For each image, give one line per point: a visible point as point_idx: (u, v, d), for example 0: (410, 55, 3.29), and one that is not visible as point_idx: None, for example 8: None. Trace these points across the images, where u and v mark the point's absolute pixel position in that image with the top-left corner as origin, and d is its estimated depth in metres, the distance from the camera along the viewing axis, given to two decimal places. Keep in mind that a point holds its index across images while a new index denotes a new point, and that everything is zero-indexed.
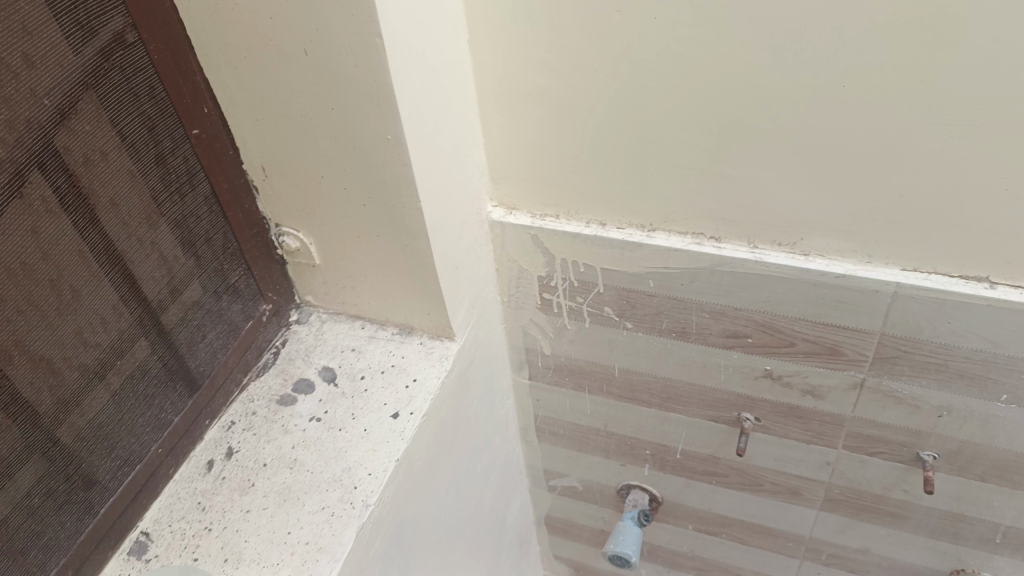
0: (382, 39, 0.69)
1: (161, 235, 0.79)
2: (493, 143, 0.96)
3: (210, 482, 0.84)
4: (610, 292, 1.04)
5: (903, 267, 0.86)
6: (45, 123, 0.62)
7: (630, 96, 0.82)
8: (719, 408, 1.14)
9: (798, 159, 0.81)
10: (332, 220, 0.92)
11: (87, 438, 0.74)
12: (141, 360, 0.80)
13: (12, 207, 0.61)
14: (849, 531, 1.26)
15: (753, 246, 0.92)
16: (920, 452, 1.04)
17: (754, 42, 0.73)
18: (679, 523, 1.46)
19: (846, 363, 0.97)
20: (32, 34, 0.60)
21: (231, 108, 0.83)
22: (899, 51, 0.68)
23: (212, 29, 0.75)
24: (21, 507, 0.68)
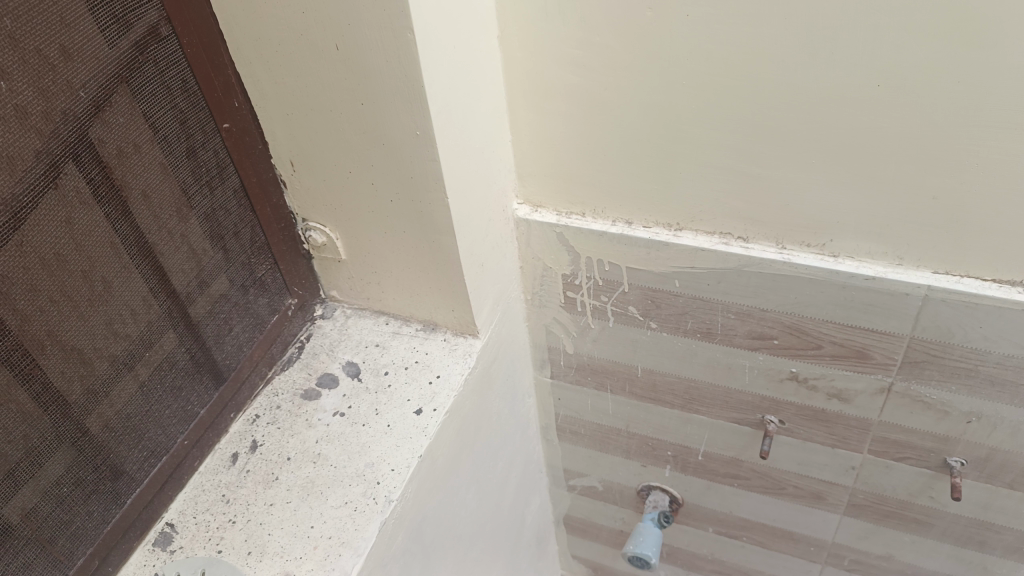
0: (413, 34, 0.69)
1: (190, 228, 0.79)
2: (520, 140, 0.95)
3: (234, 474, 0.84)
4: (635, 292, 1.04)
5: (935, 270, 0.85)
6: (81, 115, 0.63)
7: (660, 94, 0.82)
8: (743, 410, 1.13)
9: (830, 159, 0.80)
10: (359, 216, 0.92)
11: (116, 428, 0.75)
12: (169, 352, 0.80)
13: (47, 198, 0.61)
14: (873, 537, 1.24)
15: (782, 247, 0.91)
16: (948, 458, 1.02)
17: (788, 39, 0.72)
18: (699, 525, 1.45)
19: (874, 366, 0.96)
20: (70, 27, 0.60)
21: (261, 102, 0.83)
22: (938, 51, 0.67)
23: (244, 23, 0.75)
24: (50, 496, 0.69)
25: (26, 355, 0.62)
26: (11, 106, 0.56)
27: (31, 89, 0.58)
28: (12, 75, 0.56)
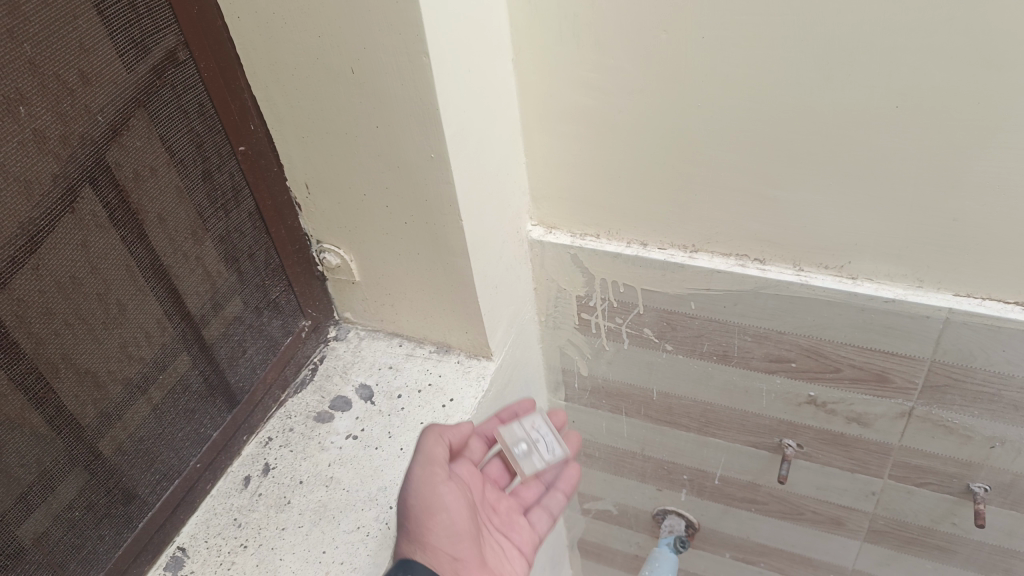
0: (428, 58, 0.69)
1: (206, 250, 0.79)
2: (535, 162, 0.95)
3: (246, 498, 0.84)
4: (650, 313, 1.03)
5: (956, 292, 0.83)
6: (98, 139, 0.63)
7: (676, 117, 0.81)
8: (761, 433, 1.12)
9: (848, 181, 0.79)
10: (374, 238, 0.92)
11: (129, 451, 0.75)
12: (183, 375, 0.80)
13: (63, 222, 0.61)
14: (893, 564, 1.22)
15: (799, 269, 0.90)
16: (971, 484, 1.00)
17: (804, 61, 0.71)
18: (716, 551, 1.43)
19: (893, 390, 0.95)
20: (89, 52, 0.61)
21: (277, 125, 0.84)
22: (956, 72, 0.67)
23: (260, 47, 0.76)
24: (63, 520, 0.69)
25: (40, 378, 0.62)
26: (29, 131, 0.57)
27: (49, 114, 0.58)
28: (30, 99, 0.56)
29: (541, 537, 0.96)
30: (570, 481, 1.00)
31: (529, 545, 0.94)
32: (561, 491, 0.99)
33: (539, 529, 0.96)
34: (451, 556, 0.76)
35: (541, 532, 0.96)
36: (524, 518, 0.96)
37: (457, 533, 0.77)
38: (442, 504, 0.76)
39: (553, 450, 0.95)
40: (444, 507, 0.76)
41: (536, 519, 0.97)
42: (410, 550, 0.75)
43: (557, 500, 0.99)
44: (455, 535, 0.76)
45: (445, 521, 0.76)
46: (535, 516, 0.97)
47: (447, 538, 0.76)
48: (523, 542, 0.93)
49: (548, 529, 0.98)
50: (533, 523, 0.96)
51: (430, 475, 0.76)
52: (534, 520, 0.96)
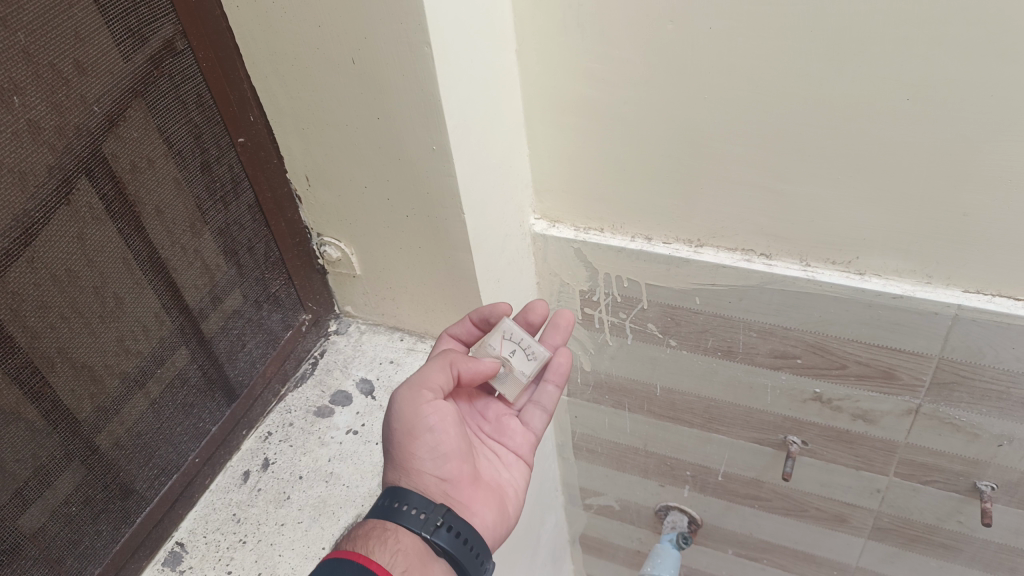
0: (431, 49, 0.68)
1: (204, 243, 0.78)
2: (539, 155, 0.94)
3: (246, 493, 0.83)
4: (654, 308, 1.02)
5: (965, 289, 0.82)
6: (94, 129, 0.62)
7: (683, 109, 0.80)
8: (765, 430, 1.11)
9: (856, 175, 0.78)
10: (375, 231, 0.90)
11: (126, 446, 0.74)
12: (181, 369, 0.79)
13: (59, 215, 0.60)
14: (898, 562, 1.21)
15: (805, 264, 0.89)
16: (978, 482, 0.99)
17: (814, 52, 0.70)
18: (719, 547, 1.42)
19: (900, 387, 0.94)
20: (84, 41, 0.59)
21: (277, 116, 0.82)
22: (969, 64, 0.65)
23: (259, 37, 0.75)
24: (59, 516, 0.68)
25: (35, 372, 0.61)
26: (23, 121, 0.56)
27: (44, 104, 0.57)
28: (24, 89, 0.55)
29: (538, 435, 0.85)
30: (559, 374, 0.84)
31: (526, 448, 0.83)
32: (552, 383, 0.84)
33: (536, 428, 0.84)
34: (441, 478, 0.72)
35: (537, 430, 0.84)
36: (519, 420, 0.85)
37: (443, 453, 0.72)
38: (427, 425, 0.71)
39: (535, 353, 0.83)
40: (426, 428, 0.71)
41: (533, 418, 0.85)
42: (396, 478, 0.71)
43: (549, 393, 0.84)
44: (442, 457, 0.72)
45: (429, 442, 0.71)
46: (530, 414, 0.85)
47: (434, 460, 0.71)
48: (518, 448, 0.82)
49: (547, 425, 0.85)
50: (527, 423, 0.84)
51: (415, 397, 0.71)
52: (528, 421, 0.84)
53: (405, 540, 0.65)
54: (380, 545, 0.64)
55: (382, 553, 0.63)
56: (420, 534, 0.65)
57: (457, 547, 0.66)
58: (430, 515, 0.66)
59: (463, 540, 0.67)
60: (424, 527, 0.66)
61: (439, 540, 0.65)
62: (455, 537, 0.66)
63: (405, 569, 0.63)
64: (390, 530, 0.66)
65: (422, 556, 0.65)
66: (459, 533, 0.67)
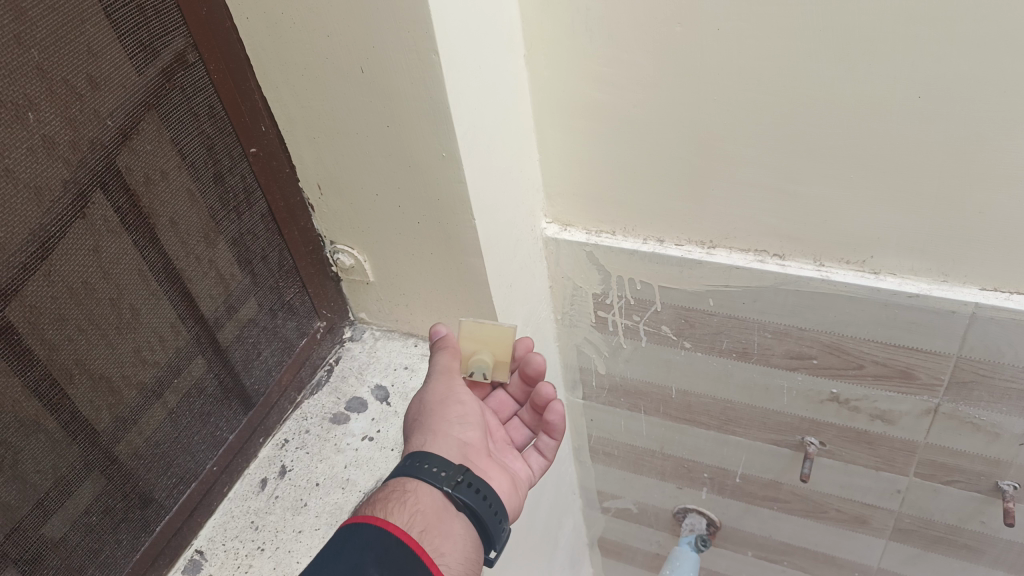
0: (439, 56, 0.68)
1: (219, 253, 0.79)
2: (549, 159, 0.94)
3: (263, 500, 0.84)
4: (668, 311, 1.02)
5: (983, 287, 0.81)
6: (108, 143, 0.63)
7: (692, 111, 0.80)
8: (782, 431, 1.10)
9: (869, 175, 0.77)
10: (387, 238, 0.91)
11: (144, 456, 0.75)
12: (198, 378, 0.80)
13: (74, 227, 0.61)
14: (920, 564, 1.19)
15: (820, 264, 0.88)
16: (1000, 482, 0.98)
17: (823, 51, 0.70)
18: (738, 549, 1.41)
19: (919, 387, 0.93)
20: (97, 56, 0.60)
21: (289, 126, 0.83)
22: (981, 62, 0.65)
23: (269, 47, 0.75)
24: (80, 525, 0.69)
25: (54, 385, 0.62)
26: (38, 137, 0.56)
27: (58, 120, 0.58)
28: (39, 106, 0.56)
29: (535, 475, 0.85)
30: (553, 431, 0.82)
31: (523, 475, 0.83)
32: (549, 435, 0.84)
33: (532, 467, 0.85)
34: (463, 443, 0.75)
35: (533, 470, 0.85)
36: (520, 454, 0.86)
37: (468, 423, 0.77)
38: (455, 397, 0.76)
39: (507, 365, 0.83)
40: (456, 399, 0.76)
41: (532, 459, 0.86)
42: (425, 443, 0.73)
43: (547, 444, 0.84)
44: (467, 424, 0.76)
45: (458, 411, 0.76)
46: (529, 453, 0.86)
47: (460, 427, 0.76)
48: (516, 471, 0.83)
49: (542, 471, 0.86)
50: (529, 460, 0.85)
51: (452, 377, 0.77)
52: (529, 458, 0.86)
53: (425, 498, 0.65)
54: (399, 504, 0.64)
55: (401, 512, 0.63)
56: (441, 489, 0.66)
57: (478, 502, 0.68)
58: (450, 472, 0.68)
59: (482, 496, 0.69)
60: (445, 482, 0.67)
61: (460, 494, 0.67)
62: (476, 493, 0.68)
63: (424, 528, 0.62)
64: (410, 489, 0.66)
65: (441, 512, 0.65)
66: (479, 490, 0.69)
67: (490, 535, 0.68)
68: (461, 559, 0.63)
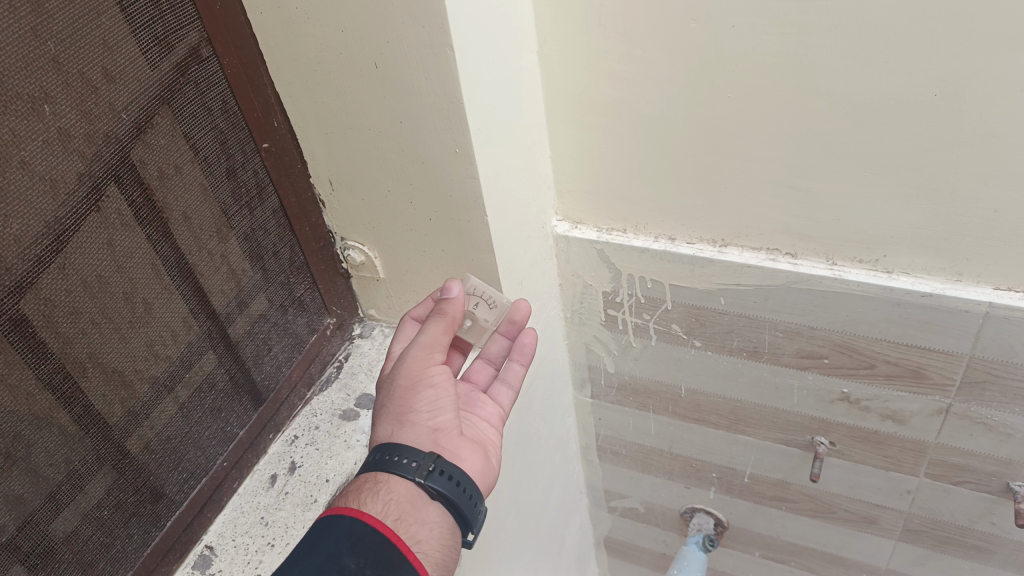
0: (453, 51, 0.68)
1: (230, 248, 0.79)
2: (561, 156, 0.94)
3: (273, 496, 0.83)
4: (678, 309, 1.01)
5: (997, 286, 0.81)
6: (122, 137, 0.63)
7: (706, 109, 0.80)
8: (792, 431, 1.10)
9: (883, 173, 0.77)
10: (399, 235, 0.91)
11: (155, 450, 0.75)
12: (209, 373, 0.80)
13: (89, 221, 0.61)
14: (929, 564, 1.19)
15: (832, 262, 0.88)
16: (1011, 483, 0.97)
17: (839, 49, 0.69)
18: (745, 549, 1.41)
19: (930, 387, 0.92)
20: (112, 50, 0.60)
21: (301, 121, 0.83)
22: (999, 58, 0.65)
23: (282, 42, 0.75)
24: (91, 519, 0.69)
25: (68, 378, 0.62)
26: (54, 129, 0.56)
27: (73, 112, 0.58)
28: (55, 98, 0.56)
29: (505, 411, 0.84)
30: (525, 355, 0.85)
31: (495, 417, 0.82)
32: (517, 361, 0.85)
33: (503, 403, 0.84)
34: (432, 428, 0.71)
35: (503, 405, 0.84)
36: (485, 395, 0.85)
37: (440, 407, 0.72)
38: (427, 380, 0.72)
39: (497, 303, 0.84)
40: (427, 383, 0.72)
41: (501, 395, 0.85)
42: (390, 433, 0.70)
43: (514, 371, 0.86)
44: (438, 409, 0.72)
45: (429, 396, 0.71)
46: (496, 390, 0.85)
47: (430, 413, 0.71)
48: (489, 417, 0.82)
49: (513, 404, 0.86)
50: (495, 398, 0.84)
51: (426, 359, 0.72)
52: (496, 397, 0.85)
53: (398, 488, 0.65)
54: (373, 495, 0.64)
55: (375, 502, 0.63)
56: (414, 480, 0.65)
57: (452, 490, 0.66)
58: (421, 462, 0.66)
59: (456, 483, 0.68)
60: (417, 473, 0.66)
61: (433, 483, 0.65)
62: (449, 480, 0.67)
63: (399, 516, 0.63)
64: (382, 480, 0.65)
65: (416, 501, 0.65)
66: (452, 477, 0.67)
67: (466, 520, 0.68)
68: (438, 547, 0.64)
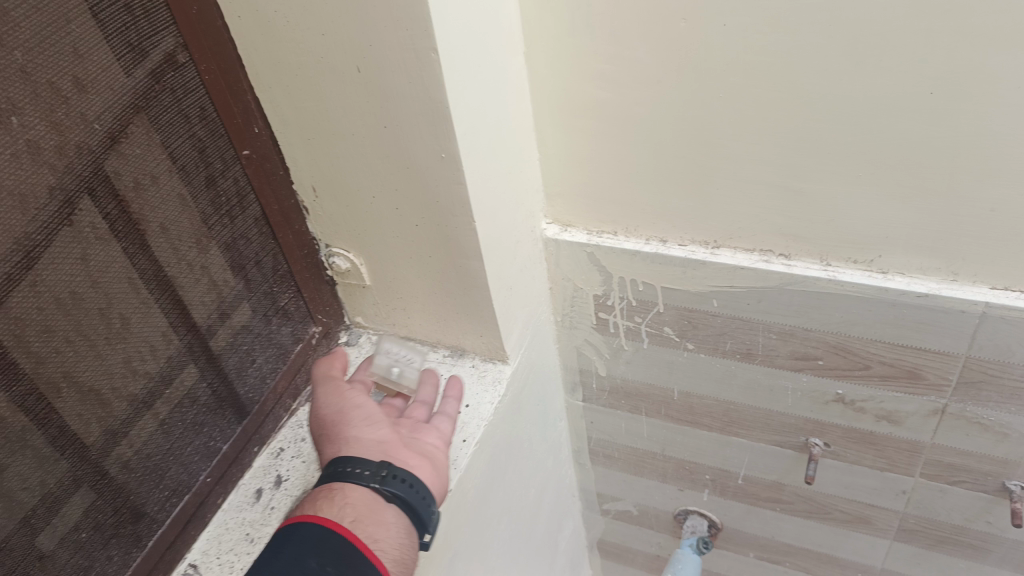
0: (437, 54, 0.66)
1: (211, 259, 0.77)
2: (549, 158, 0.92)
3: (259, 512, 0.81)
4: (670, 312, 1.00)
5: (993, 285, 0.80)
6: (95, 148, 0.60)
7: (698, 110, 0.78)
8: (786, 433, 1.09)
9: (879, 173, 0.75)
10: (384, 240, 0.88)
11: (136, 469, 0.72)
12: (190, 388, 0.77)
13: (61, 236, 0.59)
14: (924, 564, 1.18)
15: (826, 263, 0.86)
16: (1007, 482, 0.96)
17: (834, 47, 0.68)
18: (740, 550, 1.40)
19: (926, 387, 0.91)
20: (83, 57, 0.58)
21: (282, 127, 0.81)
22: (995, 57, 0.63)
23: (261, 46, 0.73)
24: (69, 542, 0.66)
25: (42, 400, 0.60)
26: (22, 142, 0.54)
27: (43, 124, 0.55)
28: (23, 109, 0.54)
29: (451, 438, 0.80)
30: (454, 392, 0.85)
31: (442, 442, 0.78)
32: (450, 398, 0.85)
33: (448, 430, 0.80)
34: (379, 441, 0.70)
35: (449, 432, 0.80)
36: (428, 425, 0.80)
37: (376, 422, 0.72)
38: (354, 404, 0.74)
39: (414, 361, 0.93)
40: (354, 406, 0.73)
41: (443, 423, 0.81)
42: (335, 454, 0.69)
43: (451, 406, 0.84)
44: (375, 423, 0.72)
45: (359, 414, 0.72)
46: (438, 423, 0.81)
47: (368, 426, 0.71)
48: (435, 440, 0.77)
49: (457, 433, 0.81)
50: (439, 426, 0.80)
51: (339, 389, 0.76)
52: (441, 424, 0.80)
53: (353, 493, 0.63)
54: (328, 501, 0.62)
55: (330, 506, 0.61)
56: (369, 486, 0.64)
57: (408, 492, 0.65)
58: (374, 469, 0.65)
59: (410, 485, 0.66)
60: (372, 478, 0.64)
61: (389, 486, 0.64)
62: (404, 483, 0.65)
63: (355, 518, 0.61)
64: (336, 489, 0.64)
65: (372, 504, 0.63)
66: (406, 480, 0.66)
67: (423, 523, 0.66)
68: (397, 545, 0.62)
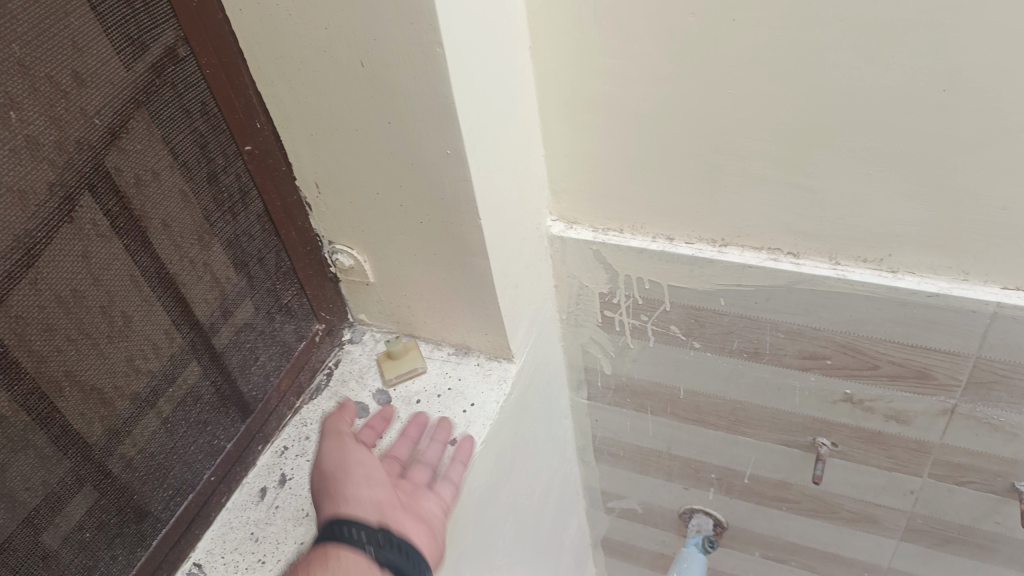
0: (442, 49, 0.65)
1: (214, 256, 0.76)
2: (555, 155, 0.91)
3: (263, 510, 0.81)
4: (677, 310, 0.99)
5: (1005, 285, 0.79)
6: (96, 143, 0.60)
7: (706, 106, 0.77)
8: (793, 432, 1.08)
9: (890, 170, 0.74)
10: (388, 237, 0.88)
11: (139, 467, 0.72)
12: (192, 386, 0.77)
13: (62, 232, 0.58)
14: (932, 564, 1.17)
15: (836, 262, 0.85)
16: (1017, 482, 0.95)
17: (845, 41, 0.67)
18: (745, 549, 1.39)
19: (935, 387, 0.90)
20: (82, 51, 0.57)
21: (285, 122, 0.80)
22: (1011, 53, 0.62)
23: (263, 41, 0.72)
24: (72, 542, 0.66)
25: (43, 398, 0.59)
26: (21, 137, 0.53)
27: (42, 119, 0.55)
28: (21, 104, 0.53)
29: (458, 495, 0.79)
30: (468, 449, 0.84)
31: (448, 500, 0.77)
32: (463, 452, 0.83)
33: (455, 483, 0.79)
34: (376, 500, 0.70)
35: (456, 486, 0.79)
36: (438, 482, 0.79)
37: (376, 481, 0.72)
38: (355, 461, 0.73)
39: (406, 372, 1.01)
40: (357, 463, 0.73)
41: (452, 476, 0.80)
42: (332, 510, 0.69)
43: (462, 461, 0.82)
44: (375, 482, 0.71)
45: (361, 472, 0.72)
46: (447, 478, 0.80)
47: (367, 485, 0.71)
48: (440, 496, 0.76)
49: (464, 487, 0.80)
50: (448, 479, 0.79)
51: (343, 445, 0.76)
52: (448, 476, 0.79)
53: (345, 557, 0.62)
54: (320, 564, 0.61)
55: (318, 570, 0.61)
56: (362, 551, 0.63)
57: (402, 559, 0.65)
58: (369, 534, 0.65)
59: (405, 552, 0.65)
60: (367, 543, 0.64)
61: (384, 552, 0.64)
62: (399, 550, 0.65)
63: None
64: (331, 551, 0.63)
65: (362, 566, 0.62)
66: (402, 547, 0.66)
67: None
68: None
